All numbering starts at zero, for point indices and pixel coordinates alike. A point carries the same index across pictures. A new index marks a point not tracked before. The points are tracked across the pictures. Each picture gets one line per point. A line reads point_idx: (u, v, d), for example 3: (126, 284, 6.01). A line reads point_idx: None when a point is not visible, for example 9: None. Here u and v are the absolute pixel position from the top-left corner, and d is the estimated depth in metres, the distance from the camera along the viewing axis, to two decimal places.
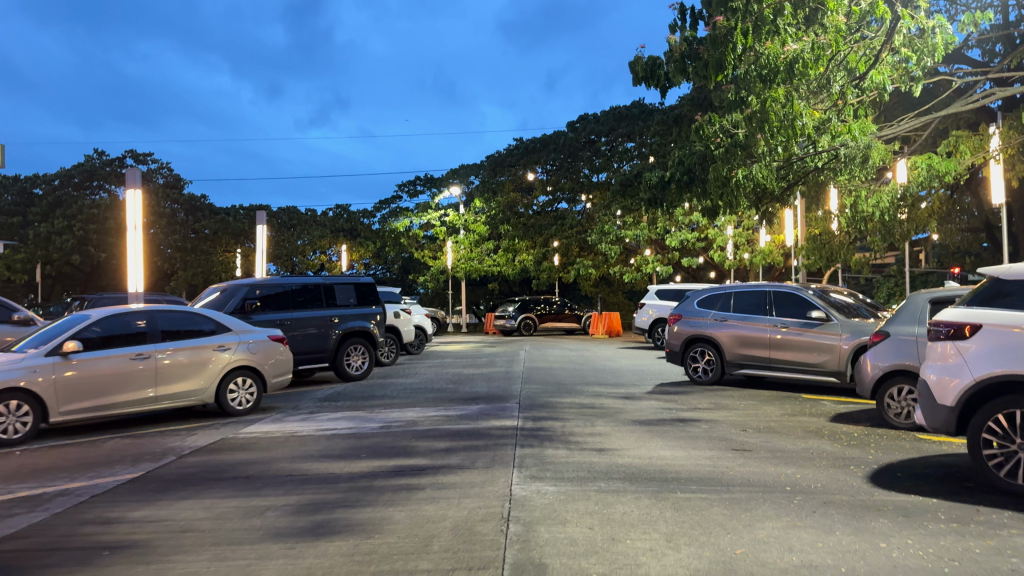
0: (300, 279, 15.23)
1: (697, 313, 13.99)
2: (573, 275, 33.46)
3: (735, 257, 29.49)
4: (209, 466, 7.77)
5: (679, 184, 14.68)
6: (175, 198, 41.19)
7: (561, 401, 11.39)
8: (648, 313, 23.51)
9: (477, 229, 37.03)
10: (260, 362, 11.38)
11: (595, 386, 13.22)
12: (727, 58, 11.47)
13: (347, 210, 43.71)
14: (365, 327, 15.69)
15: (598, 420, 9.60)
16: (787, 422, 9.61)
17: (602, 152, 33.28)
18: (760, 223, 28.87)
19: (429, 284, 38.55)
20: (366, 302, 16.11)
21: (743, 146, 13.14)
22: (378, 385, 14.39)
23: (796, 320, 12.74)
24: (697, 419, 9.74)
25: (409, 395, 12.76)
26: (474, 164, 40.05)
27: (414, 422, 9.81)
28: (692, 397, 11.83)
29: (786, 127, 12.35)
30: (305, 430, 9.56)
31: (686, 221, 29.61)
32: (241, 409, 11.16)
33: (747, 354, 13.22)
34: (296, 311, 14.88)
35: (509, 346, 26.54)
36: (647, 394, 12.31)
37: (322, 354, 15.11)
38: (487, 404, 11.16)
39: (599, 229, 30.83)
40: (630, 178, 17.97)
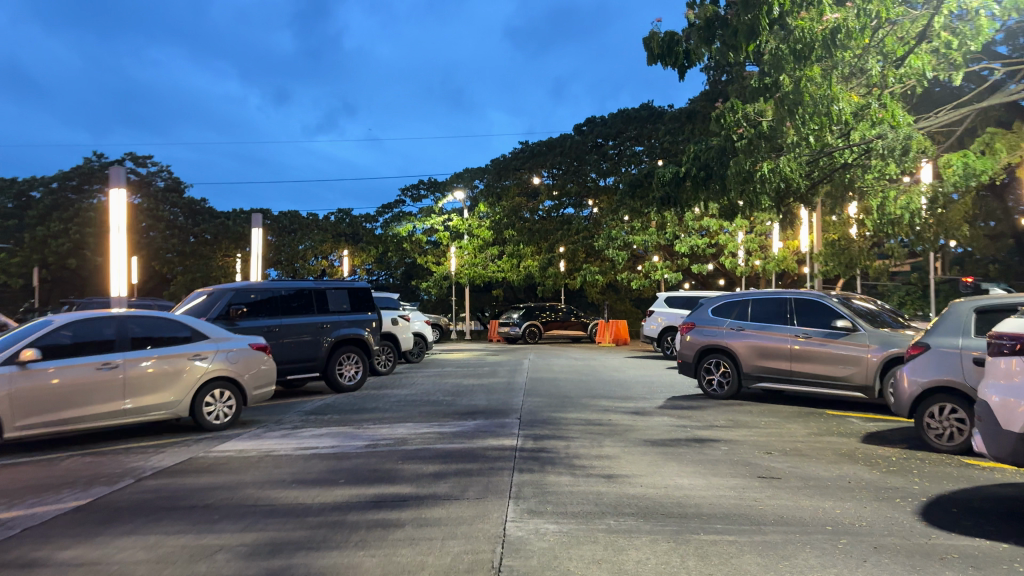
0: (291, 283, 14.40)
1: (711, 322, 13.06)
2: (579, 281, 32.56)
3: (747, 263, 28.52)
4: (167, 492, 6.88)
5: (694, 181, 13.95)
6: (174, 202, 40.65)
7: (566, 416, 10.49)
8: (656, 321, 22.63)
9: (481, 233, 36.27)
10: (239, 372, 10.53)
11: (603, 400, 12.32)
12: (760, 23, 11.21)
13: (349, 214, 43.03)
14: (360, 334, 14.86)
15: (607, 440, 8.70)
16: (815, 444, 8.69)
17: (610, 155, 32.42)
18: (773, 227, 27.90)
19: (432, 290, 37.77)
20: (362, 308, 15.27)
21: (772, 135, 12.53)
22: (370, 397, 13.51)
23: (820, 330, 11.85)
24: (715, 440, 8.83)
25: (402, 408, 11.88)
26: (478, 168, 39.24)
27: (404, 440, 8.93)
28: (708, 414, 10.92)
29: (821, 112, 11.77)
30: (283, 450, 8.69)
31: (696, 226, 28.76)
32: (219, 423, 10.32)
33: (765, 366, 12.30)
34: (286, 317, 14.04)
35: (513, 354, 25.66)
36: (658, 409, 11.40)
37: (313, 363, 14.26)
38: (485, 420, 10.27)
39: (606, 234, 29.98)
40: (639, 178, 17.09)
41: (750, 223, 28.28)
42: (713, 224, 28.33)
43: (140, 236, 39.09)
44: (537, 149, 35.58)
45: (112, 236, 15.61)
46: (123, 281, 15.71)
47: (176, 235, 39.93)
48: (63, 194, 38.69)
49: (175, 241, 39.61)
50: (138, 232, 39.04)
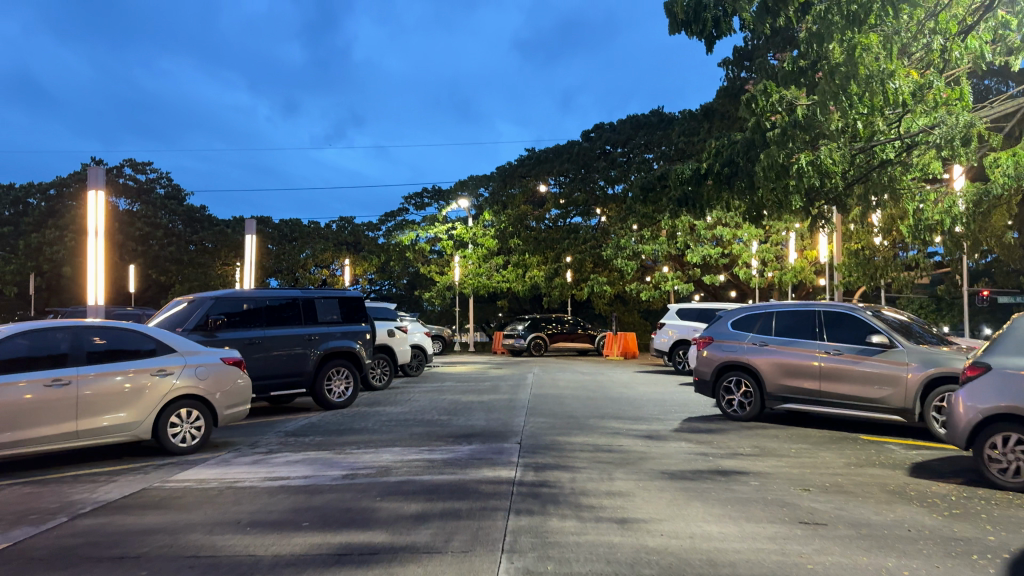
0: (277, 292, 13.41)
1: (730, 337, 11.99)
2: (587, 292, 31.44)
3: (761, 274, 27.24)
4: (101, 534, 5.83)
5: (718, 179, 13.14)
6: (172, 209, 39.81)
7: (572, 441, 9.42)
8: (667, 334, 21.56)
9: (486, 242, 35.26)
10: (208, 391, 9.51)
11: (612, 421, 11.24)
12: None
13: (350, 222, 42.17)
14: (351, 347, 13.83)
15: (618, 471, 7.62)
16: (857, 479, 7.59)
17: (618, 162, 31.29)
18: (789, 236, 26.69)
19: (435, 301, 36.74)
20: (354, 318, 14.27)
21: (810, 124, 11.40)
22: (360, 416, 12.45)
23: (851, 346, 10.79)
24: (742, 473, 7.74)
25: (392, 429, 10.82)
26: (483, 175, 38.22)
27: (387, 469, 7.88)
28: (731, 439, 9.83)
29: (874, 91, 10.79)
30: (250, 481, 7.63)
31: (709, 235, 27.45)
32: (184, 446, 9.30)
33: (791, 386, 11.21)
34: (271, 328, 13.03)
35: (517, 367, 24.59)
36: (675, 433, 10.32)
37: (299, 378, 13.22)
38: (482, 445, 9.20)
39: (615, 244, 28.94)
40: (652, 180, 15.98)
41: (764, 231, 27.09)
42: (726, 234, 27.03)
43: (137, 243, 38.20)
44: (544, 156, 34.70)
45: (89, 239, 14.70)
46: (101, 288, 14.70)
47: (174, 244, 39.06)
48: (59, 199, 37.92)
49: (173, 249, 38.70)
50: (135, 239, 38.16)
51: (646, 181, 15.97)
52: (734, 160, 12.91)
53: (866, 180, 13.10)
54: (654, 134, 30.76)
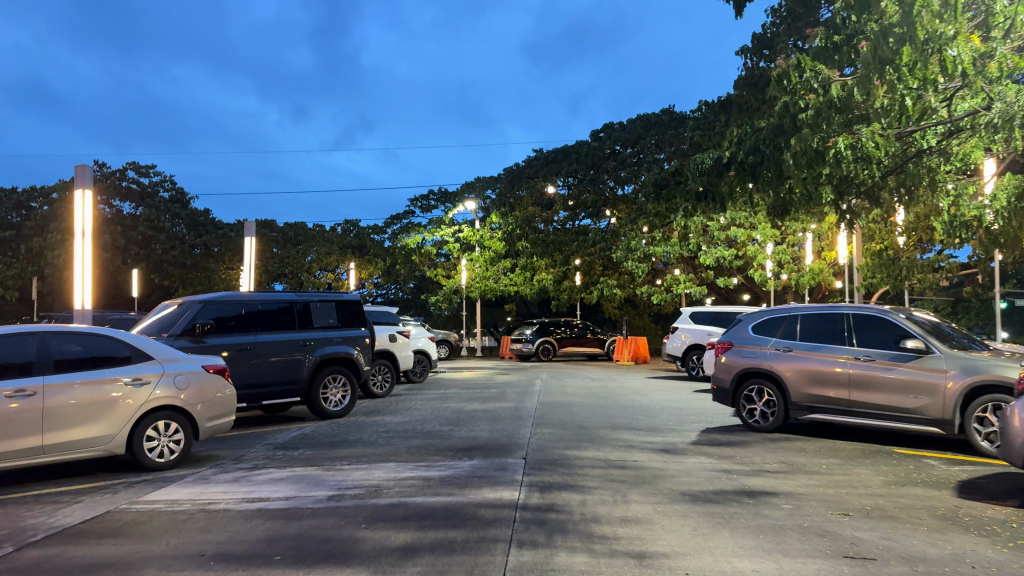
0: (271, 295, 12.71)
1: (751, 342, 11.20)
2: (596, 296, 30.62)
3: (776, 277, 26.39)
4: (43, 568, 5.11)
5: (743, 170, 12.61)
6: (176, 213, 39.33)
7: (582, 456, 8.65)
8: (679, 338, 20.75)
9: (493, 245, 34.51)
10: (188, 402, 8.79)
11: (625, 433, 10.48)
12: None
13: (355, 225, 41.59)
14: (348, 353, 13.12)
15: (633, 492, 6.85)
16: (901, 500, 6.80)
17: (629, 162, 30.48)
18: (806, 237, 25.82)
19: (442, 305, 36.07)
20: (352, 323, 13.56)
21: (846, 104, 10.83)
22: (357, 427, 11.72)
23: (884, 352, 10.01)
24: (772, 494, 6.96)
25: (389, 441, 10.09)
26: (490, 177, 37.53)
27: (378, 489, 7.13)
28: (755, 454, 9.04)
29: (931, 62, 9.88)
30: (225, 503, 6.89)
31: (723, 236, 26.57)
32: (162, 462, 8.59)
33: (818, 395, 10.42)
34: (263, 333, 12.32)
35: (525, 373, 23.85)
36: (693, 446, 9.55)
37: (293, 387, 12.52)
38: (484, 460, 8.45)
39: (626, 245, 28.17)
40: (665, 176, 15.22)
41: (780, 232, 26.24)
42: (740, 235, 26.17)
43: (139, 248, 37.66)
44: (552, 158, 34.46)
45: (75, 241, 14.05)
46: (88, 292, 14.05)
47: (177, 248, 38.53)
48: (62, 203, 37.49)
49: (176, 253, 38.15)
50: (137, 243, 37.63)
51: (659, 178, 15.21)
52: (760, 148, 12.36)
53: (901, 172, 12.29)
54: (665, 132, 30.00)
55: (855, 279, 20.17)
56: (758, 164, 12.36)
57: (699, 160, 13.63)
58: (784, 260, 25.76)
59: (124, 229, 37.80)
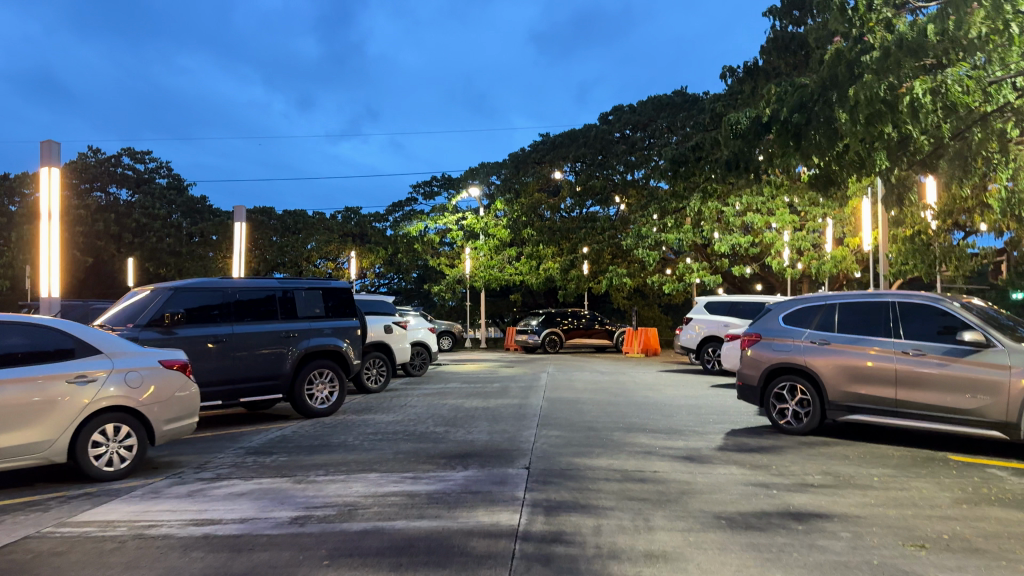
0: (251, 283, 11.59)
1: (782, 334, 10.04)
2: (605, 285, 29.38)
3: (794, 265, 25.10)
4: None
5: (786, 135, 11.45)
6: (172, 200, 38.34)
7: (595, 465, 7.48)
8: (693, 329, 19.55)
9: (498, 233, 33.26)
10: (141, 402, 7.66)
11: (642, 435, 9.32)
12: None
13: (356, 213, 40.54)
14: (336, 346, 11.99)
15: (658, 516, 5.68)
16: (982, 526, 5.61)
17: (640, 146, 29.26)
18: (827, 223, 24.53)
19: (445, 296, 35.00)
20: (341, 313, 12.42)
21: (920, 46, 9.64)
22: (343, 427, 10.58)
23: (935, 345, 8.81)
24: (824, 518, 5.78)
25: (376, 445, 8.94)
26: (495, 162, 36.25)
27: (352, 509, 5.98)
28: (794, 464, 7.87)
29: None
30: (167, 526, 5.74)
31: (738, 222, 25.35)
32: (110, 471, 7.48)
33: (859, 394, 9.25)
34: (241, 324, 11.21)
35: (530, 365, 22.71)
36: (720, 453, 8.39)
37: (275, 383, 11.39)
38: (481, 469, 7.30)
39: (636, 233, 26.95)
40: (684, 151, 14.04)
41: (799, 217, 24.96)
42: (757, 221, 24.89)
43: (134, 236, 36.67)
44: (559, 142, 33.43)
45: (41, 224, 12.93)
46: (55, 280, 12.94)
47: (173, 235, 37.50)
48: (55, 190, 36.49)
49: (170, 241, 37.01)
50: (131, 232, 36.63)
51: (676, 152, 14.00)
52: (807, 106, 11.18)
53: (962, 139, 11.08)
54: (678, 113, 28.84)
55: (881, 266, 18.96)
56: (804, 126, 11.15)
57: (732, 122, 12.44)
58: (802, 248, 24.48)
59: (119, 217, 36.80)
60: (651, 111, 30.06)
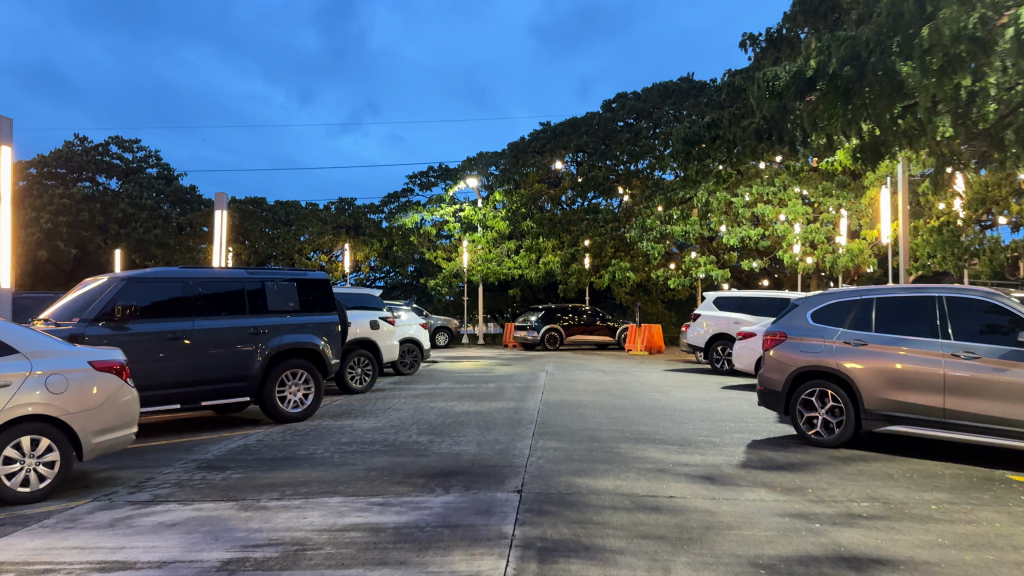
0: (217, 274, 10.42)
1: (811, 333, 8.90)
2: (607, 280, 28.21)
3: (806, 260, 23.87)
4: None
5: (833, 98, 9.75)
6: (160, 189, 37.13)
7: (599, 488, 6.32)
8: (701, 326, 18.41)
9: (497, 225, 32.03)
10: (65, 411, 6.51)
11: (652, 448, 8.18)
12: None
13: (350, 203, 39.36)
14: (312, 344, 10.84)
15: (680, 563, 4.51)
16: None
17: (645, 134, 27.99)
18: (840, 215, 23.29)
19: (441, 290, 33.86)
20: (318, 308, 11.25)
21: None
22: (314, 435, 9.43)
23: (991, 347, 7.64)
24: (888, 566, 4.61)
25: (348, 459, 7.79)
26: (494, 152, 34.90)
27: (297, 551, 4.82)
28: (832, 487, 6.71)
29: None
30: (64, 573, 4.57)
31: (747, 214, 24.17)
32: (26, 492, 6.33)
33: (900, 403, 8.09)
34: (205, 319, 10.06)
35: (528, 364, 21.56)
36: (744, 472, 7.23)
37: (243, 384, 10.25)
38: (464, 493, 6.14)
39: (640, 225, 25.78)
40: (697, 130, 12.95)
41: (811, 210, 23.76)
42: (766, 212, 23.63)
43: (120, 227, 35.44)
44: (560, 130, 32.24)
45: None
46: (5, 269, 11.79)
47: (160, 227, 36.28)
48: (39, 179, 35.31)
49: (158, 232, 35.79)
50: (117, 222, 35.41)
51: (688, 132, 12.83)
52: (860, 58, 9.52)
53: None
54: (684, 101, 27.66)
55: (901, 255, 17.91)
56: (856, 82, 9.53)
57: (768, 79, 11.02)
58: (814, 241, 23.19)
59: (104, 207, 35.59)
60: (657, 98, 28.86)
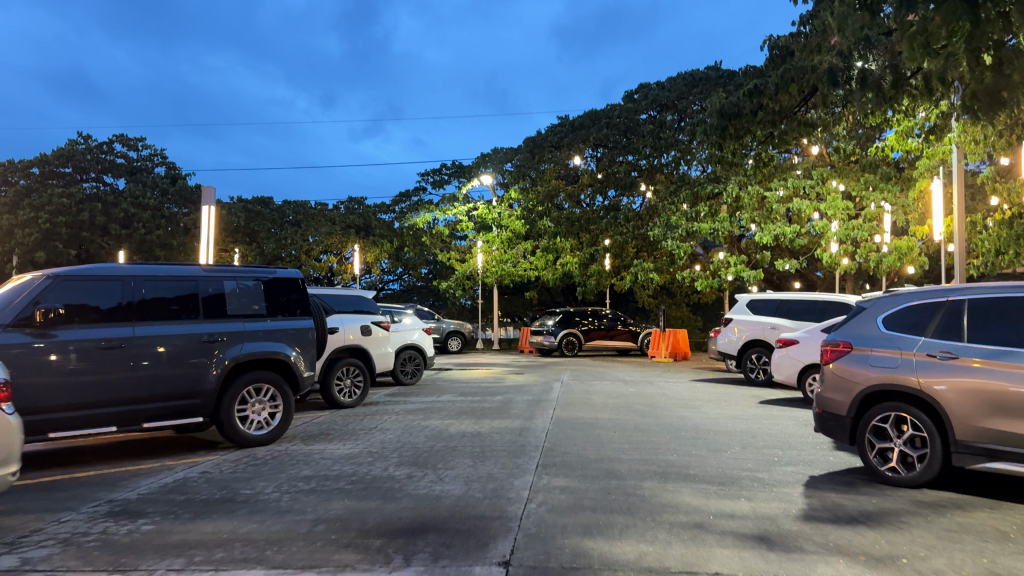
0: (166, 272, 8.82)
1: (883, 344, 7.15)
2: (630, 281, 26.49)
3: (847, 260, 21.89)
4: None
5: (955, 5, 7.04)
6: (164, 189, 35.87)
7: (615, 559, 4.62)
8: (732, 332, 16.61)
9: (512, 225, 30.19)
10: None
11: (683, 490, 6.47)
12: None
13: (360, 203, 37.90)
14: (279, 354, 9.23)
15: None
16: None
17: (670, 127, 26.15)
18: (884, 210, 21.40)
19: (454, 293, 32.28)
20: (287, 313, 9.61)
21: None
22: (271, 466, 7.79)
23: None
24: None
25: (296, 504, 6.13)
26: (510, 148, 33.21)
27: None
28: (935, 554, 4.95)
29: None
30: None
31: (782, 210, 22.23)
32: None
33: (1002, 434, 6.29)
34: (148, 325, 8.47)
35: (542, 372, 19.90)
36: (808, 528, 5.48)
37: (195, 402, 8.66)
38: (429, 568, 4.44)
39: (664, 222, 24.05)
40: (738, 101, 11.22)
41: (853, 206, 21.86)
42: (803, 207, 21.80)
43: (121, 227, 34.20)
44: (579, 124, 30.52)
45: None
46: None
47: (163, 227, 35.01)
48: (42, 178, 34.29)
49: (161, 233, 34.50)
50: (119, 222, 34.16)
51: (726, 104, 11.21)
52: None
53: None
54: (711, 90, 25.92)
55: (959, 247, 16.00)
56: None
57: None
58: (856, 238, 21.25)
59: (106, 207, 34.41)
60: (682, 88, 27.19)
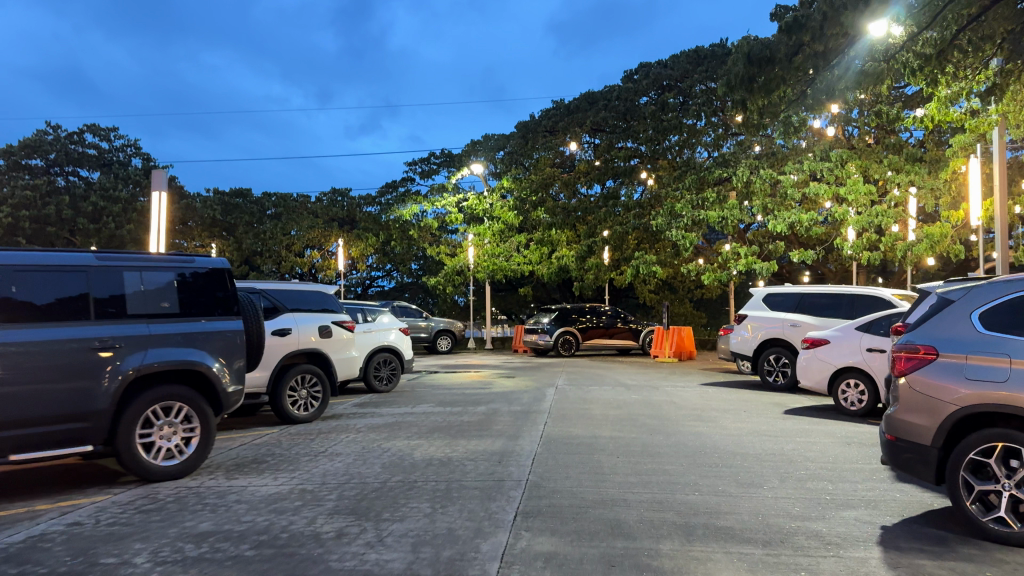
0: (48, 259, 6.88)
1: (985, 348, 5.27)
2: (631, 275, 24.58)
3: (868, 250, 19.96)
4: None
5: None
6: (138, 182, 33.94)
7: None
8: (745, 330, 14.72)
9: (503, 216, 28.26)
10: None
11: (718, 557, 4.59)
12: None
13: (344, 195, 35.96)
14: (195, 364, 7.40)
15: None
16: None
17: (673, 107, 24.18)
18: (909, 194, 19.53)
19: (442, 289, 30.33)
20: (207, 311, 7.75)
21: None
22: (166, 514, 5.89)
23: None
24: None
25: None
26: (502, 135, 31.28)
27: None
28: None
29: None
30: None
31: (797, 195, 20.27)
32: None
33: None
34: (19, 328, 6.55)
35: (536, 374, 18.02)
36: None
37: (84, 425, 6.78)
38: None
39: (668, 211, 22.27)
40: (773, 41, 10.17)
41: (874, 188, 20.00)
42: (821, 192, 19.95)
43: (90, 221, 32.31)
44: (575, 107, 28.62)
45: None
46: None
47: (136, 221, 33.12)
48: (7, 170, 32.47)
49: (132, 228, 32.61)
50: (87, 217, 32.26)
51: (757, 46, 10.16)
52: None
53: None
54: (718, 68, 23.98)
55: (998, 228, 14.22)
56: None
57: None
58: (878, 225, 19.42)
59: (75, 200, 32.55)
60: (686, 66, 25.28)
